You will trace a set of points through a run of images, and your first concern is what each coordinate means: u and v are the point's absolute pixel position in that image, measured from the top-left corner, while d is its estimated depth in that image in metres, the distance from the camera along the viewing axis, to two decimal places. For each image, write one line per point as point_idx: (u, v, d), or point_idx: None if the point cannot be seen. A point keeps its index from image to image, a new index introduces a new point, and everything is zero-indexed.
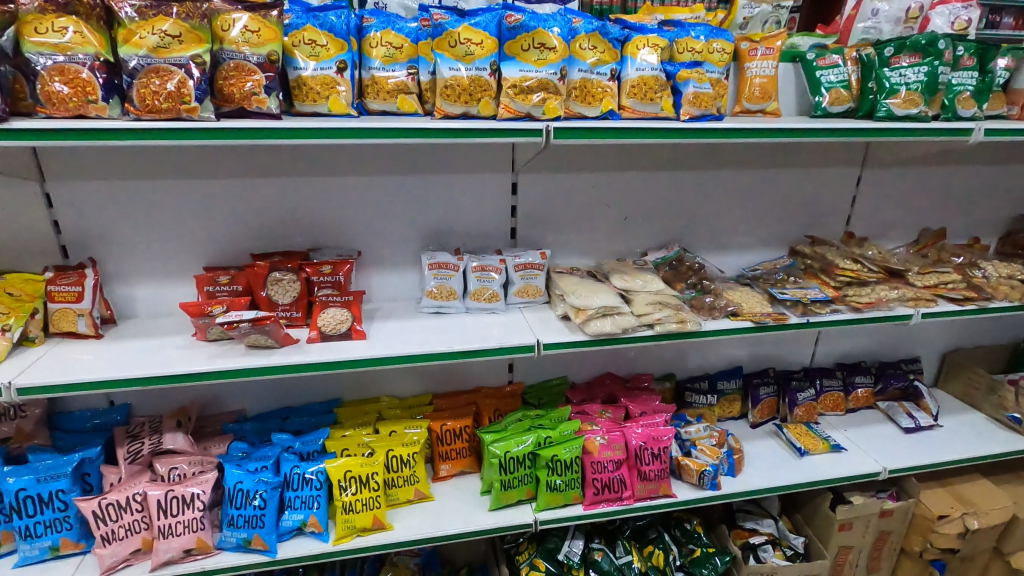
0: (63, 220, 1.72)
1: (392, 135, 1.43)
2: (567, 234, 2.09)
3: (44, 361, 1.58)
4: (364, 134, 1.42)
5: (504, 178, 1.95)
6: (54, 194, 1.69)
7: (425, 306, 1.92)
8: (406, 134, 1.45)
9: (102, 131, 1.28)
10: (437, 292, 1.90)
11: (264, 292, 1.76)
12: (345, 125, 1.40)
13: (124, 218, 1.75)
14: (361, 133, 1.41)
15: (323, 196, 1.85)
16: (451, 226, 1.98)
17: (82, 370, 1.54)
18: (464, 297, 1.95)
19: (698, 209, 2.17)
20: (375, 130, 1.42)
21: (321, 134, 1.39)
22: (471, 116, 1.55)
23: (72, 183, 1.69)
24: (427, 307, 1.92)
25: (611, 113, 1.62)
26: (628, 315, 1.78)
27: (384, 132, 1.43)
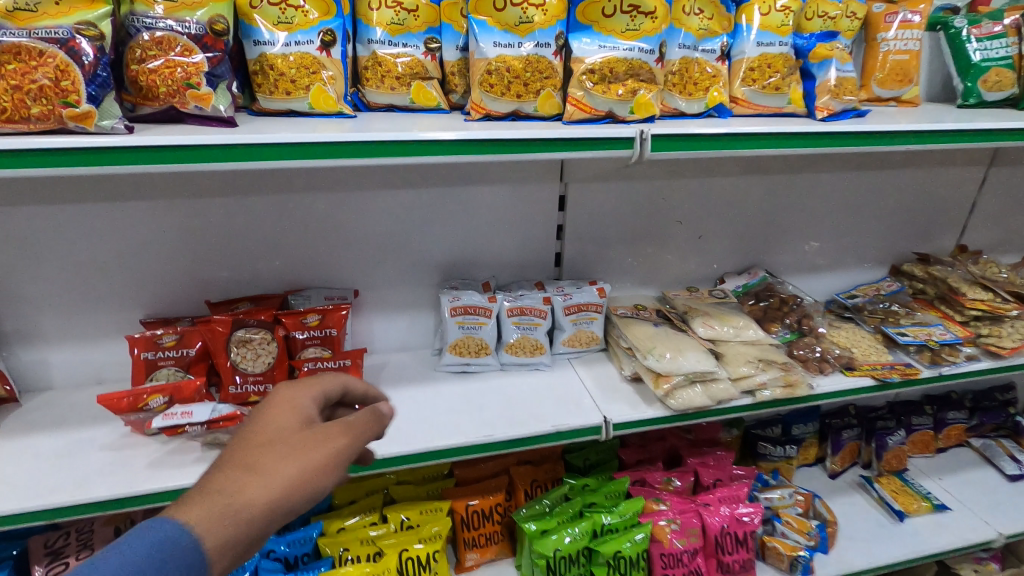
0: None
1: (411, 152, 0.93)
2: (627, 259, 1.61)
3: None
4: (369, 153, 0.91)
5: (550, 190, 1.45)
6: None
7: (446, 363, 1.44)
8: (431, 151, 0.94)
9: None
10: (462, 346, 1.43)
11: (225, 358, 1.28)
12: (337, 136, 0.89)
13: (23, 259, 1.23)
14: (363, 151, 0.91)
15: (308, 219, 1.34)
16: (478, 254, 1.49)
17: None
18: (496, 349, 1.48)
19: (789, 221, 1.70)
20: (384, 144, 0.92)
21: (298, 154, 0.88)
22: (525, 116, 1.05)
23: None
24: (447, 364, 1.44)
25: (719, 108, 1.14)
26: (724, 381, 1.33)
27: (397, 148, 0.92)
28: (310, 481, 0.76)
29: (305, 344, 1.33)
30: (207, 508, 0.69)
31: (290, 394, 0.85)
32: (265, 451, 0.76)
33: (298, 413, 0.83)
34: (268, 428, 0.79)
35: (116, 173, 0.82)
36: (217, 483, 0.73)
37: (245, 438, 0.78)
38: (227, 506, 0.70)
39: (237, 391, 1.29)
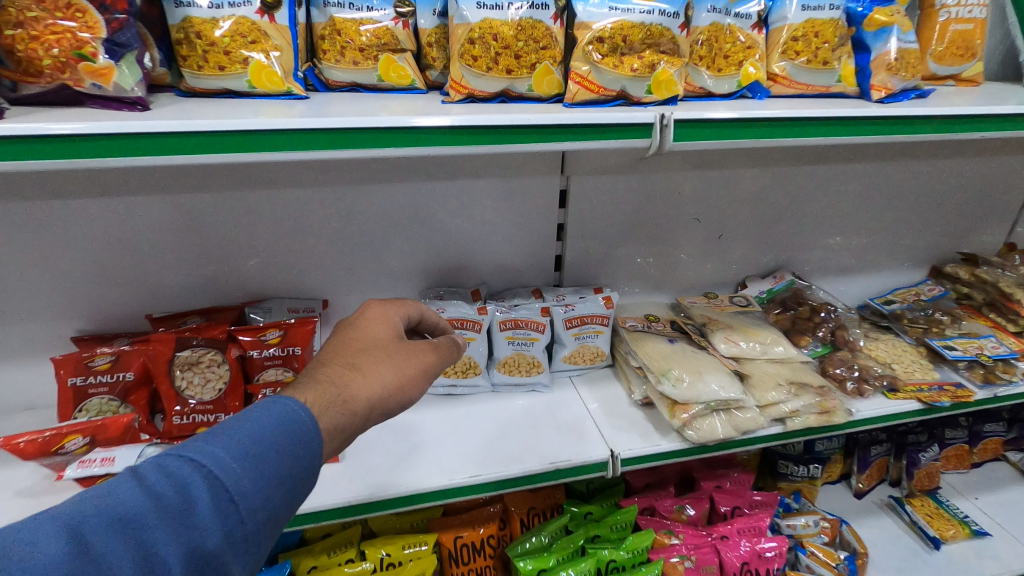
0: None
1: (367, 145, 0.75)
2: (636, 261, 1.41)
3: None
4: (310, 146, 0.73)
5: (548, 184, 1.25)
6: None
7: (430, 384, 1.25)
8: (389, 144, 0.75)
9: None
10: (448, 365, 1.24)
11: (168, 382, 1.09)
12: (268, 123, 0.71)
13: None
14: (302, 142, 0.72)
15: (265, 219, 1.15)
16: (467, 258, 1.30)
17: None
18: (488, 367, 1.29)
19: (820, 218, 1.50)
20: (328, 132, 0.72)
21: (219, 147, 0.70)
22: (517, 96, 0.85)
23: None
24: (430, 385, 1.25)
25: (754, 88, 0.94)
26: (751, 410, 1.13)
27: (346, 139, 0.73)
28: (407, 387, 0.78)
29: (264, 364, 1.16)
30: (320, 394, 0.69)
31: (377, 311, 0.87)
32: (364, 356, 0.77)
33: (390, 329, 0.85)
34: (362, 338, 0.80)
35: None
36: (323, 374, 0.72)
37: (341, 343, 0.79)
38: (338, 396, 0.70)
39: (182, 421, 1.10)
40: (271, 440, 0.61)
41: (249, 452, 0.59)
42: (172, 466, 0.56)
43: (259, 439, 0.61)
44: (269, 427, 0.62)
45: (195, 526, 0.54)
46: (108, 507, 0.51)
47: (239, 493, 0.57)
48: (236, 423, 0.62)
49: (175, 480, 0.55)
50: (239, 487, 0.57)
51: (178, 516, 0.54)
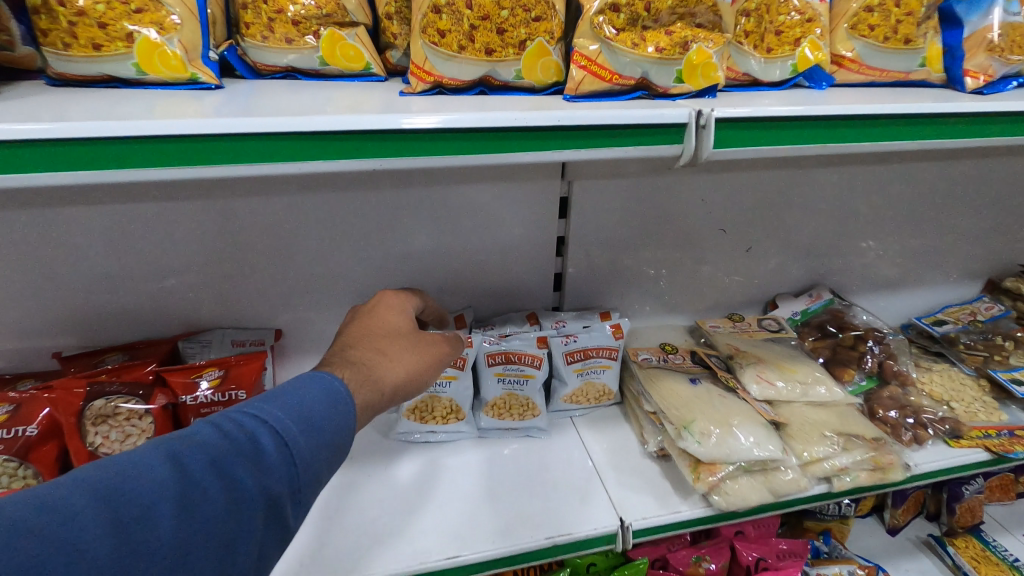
0: None
1: (286, 158, 0.54)
2: (649, 279, 1.20)
3: None
4: (200, 159, 0.52)
5: (546, 190, 1.04)
6: None
7: (404, 432, 1.05)
8: (316, 155, 0.55)
9: None
10: (424, 410, 1.04)
11: (79, 438, 0.89)
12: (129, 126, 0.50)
13: None
14: (188, 156, 0.52)
15: (200, 235, 0.95)
16: (449, 277, 1.09)
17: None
18: (473, 410, 1.09)
19: (867, 227, 1.28)
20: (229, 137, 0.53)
21: (68, 161, 0.50)
22: (502, 86, 0.64)
23: None
24: (403, 433, 1.05)
25: (814, 74, 0.73)
26: (791, 469, 0.93)
27: (253, 148, 0.53)
28: (428, 374, 0.78)
29: (200, 412, 0.95)
30: (351, 373, 0.67)
31: (398, 296, 0.85)
32: (390, 341, 0.75)
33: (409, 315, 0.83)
34: (386, 323, 0.78)
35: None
36: (352, 357, 0.70)
37: (364, 326, 0.77)
38: (367, 377, 0.68)
39: None
40: (332, 412, 0.60)
41: (313, 409, 0.58)
42: (245, 418, 0.55)
43: (314, 404, 0.59)
44: (321, 393, 0.60)
45: (274, 472, 0.53)
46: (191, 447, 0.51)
47: (309, 448, 0.56)
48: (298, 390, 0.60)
49: (250, 429, 0.54)
50: (309, 441, 0.56)
51: (255, 461, 0.52)
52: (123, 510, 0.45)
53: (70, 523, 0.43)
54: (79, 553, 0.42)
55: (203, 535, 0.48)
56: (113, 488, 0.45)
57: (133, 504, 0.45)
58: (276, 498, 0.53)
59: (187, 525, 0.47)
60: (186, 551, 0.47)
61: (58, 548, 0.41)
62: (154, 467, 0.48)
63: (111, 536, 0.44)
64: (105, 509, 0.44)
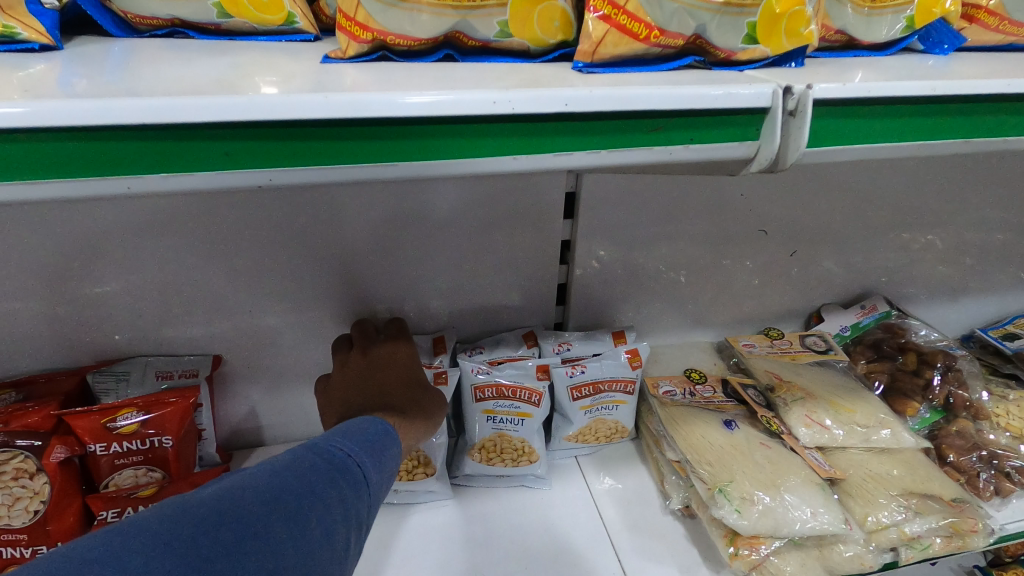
0: None
1: (96, 169, 0.34)
2: (672, 290, 0.99)
3: None
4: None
5: (548, 186, 0.82)
6: None
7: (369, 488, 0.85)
8: (156, 167, 0.35)
9: None
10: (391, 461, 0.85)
11: None
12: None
13: None
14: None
15: (105, 243, 0.74)
16: (428, 291, 0.88)
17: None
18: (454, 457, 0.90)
19: (937, 226, 1.06)
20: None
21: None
22: (478, 48, 0.43)
23: None
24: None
25: (933, 33, 0.51)
26: (853, 544, 0.74)
27: (33, 153, 0.33)
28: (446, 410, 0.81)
29: (116, 463, 0.78)
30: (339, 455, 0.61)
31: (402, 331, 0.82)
32: (410, 393, 0.75)
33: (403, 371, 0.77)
34: (407, 369, 0.77)
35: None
36: None
37: (384, 378, 0.76)
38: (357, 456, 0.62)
39: None
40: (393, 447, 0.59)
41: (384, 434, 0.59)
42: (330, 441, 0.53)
43: (380, 431, 0.59)
44: (384, 426, 0.61)
45: (371, 484, 0.53)
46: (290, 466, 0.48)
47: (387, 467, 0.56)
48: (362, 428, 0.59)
49: (342, 448, 0.53)
50: (387, 460, 0.57)
51: (356, 472, 0.52)
52: (267, 520, 0.42)
53: (225, 529, 0.40)
54: (241, 557, 0.39)
55: (328, 541, 0.45)
56: (246, 499, 0.43)
57: (273, 510, 0.43)
58: (372, 511, 0.52)
59: (320, 531, 0.45)
60: (317, 557, 0.43)
61: (218, 553, 0.39)
62: (277, 481, 0.46)
63: (261, 539, 0.41)
64: (250, 514, 0.42)
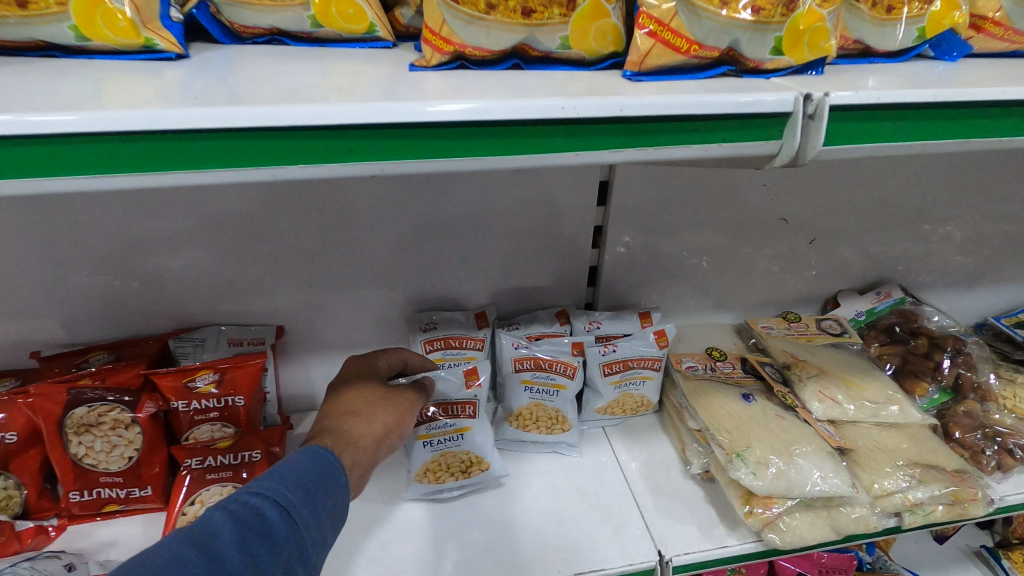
0: None
1: (240, 159, 0.42)
2: (694, 275, 1.06)
3: None
4: (135, 166, 0.40)
5: (582, 175, 0.89)
6: None
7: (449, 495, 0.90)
8: (287, 160, 0.42)
9: None
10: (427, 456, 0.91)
11: (61, 449, 0.81)
12: (32, 121, 0.38)
13: None
14: (111, 162, 0.40)
15: (188, 223, 0.83)
16: (469, 271, 0.96)
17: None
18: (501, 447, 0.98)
19: (952, 218, 1.10)
20: (168, 136, 0.40)
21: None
22: (541, 58, 0.49)
23: None
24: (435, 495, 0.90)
25: (943, 42, 0.57)
26: (858, 507, 0.81)
27: (192, 151, 0.41)
28: (408, 422, 0.75)
29: (195, 419, 0.87)
30: None
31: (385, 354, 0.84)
32: (361, 398, 0.72)
33: (359, 382, 0.75)
34: (363, 380, 0.76)
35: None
36: None
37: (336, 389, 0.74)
38: None
39: (83, 498, 0.83)
40: (331, 483, 0.55)
41: (322, 470, 0.55)
42: (257, 488, 0.51)
43: (315, 465, 0.55)
44: (323, 457, 0.57)
45: (304, 529, 0.51)
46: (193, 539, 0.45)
47: (325, 507, 0.53)
48: (297, 465, 0.55)
49: (266, 494, 0.50)
50: (324, 501, 0.54)
51: (283, 523, 0.49)
52: None
53: None
54: None
55: None
56: None
57: None
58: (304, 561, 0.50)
59: None
60: None
61: None
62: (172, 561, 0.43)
63: None
64: None
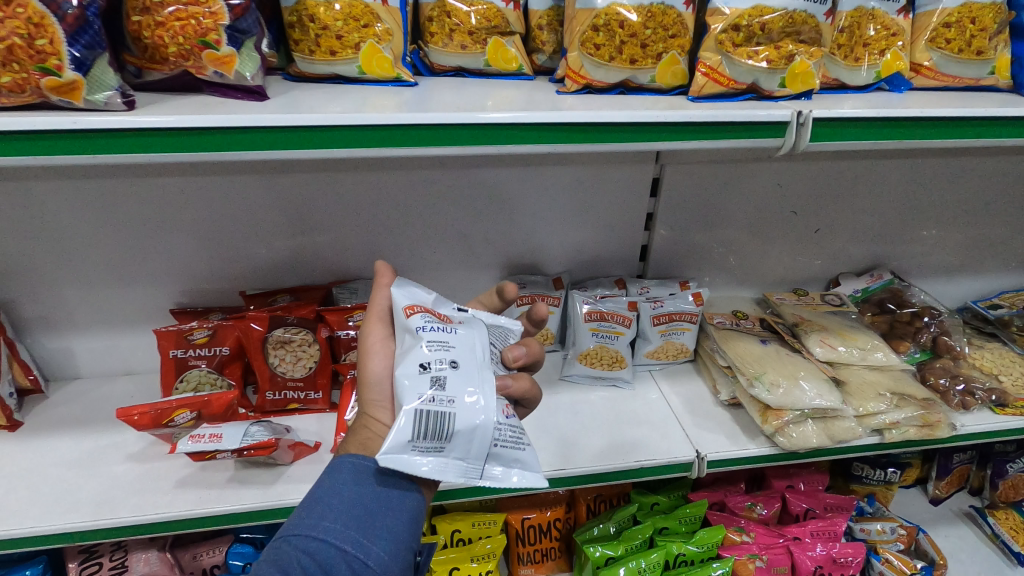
0: None
1: (470, 142, 0.72)
2: (722, 255, 1.35)
3: None
4: (412, 143, 0.71)
5: (640, 172, 1.19)
6: None
7: (481, 469, 0.66)
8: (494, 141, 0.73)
9: None
10: (523, 351, 0.76)
11: (263, 359, 1.12)
12: (368, 117, 0.68)
13: (57, 241, 1.10)
14: (402, 140, 0.70)
15: (356, 200, 1.15)
16: (550, 245, 1.27)
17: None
18: (434, 405, 0.63)
19: (931, 216, 1.37)
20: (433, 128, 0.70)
21: (315, 142, 0.68)
22: (637, 87, 0.81)
23: None
24: (516, 431, 0.69)
25: (894, 80, 0.87)
26: (849, 419, 1.09)
27: (446, 135, 0.71)
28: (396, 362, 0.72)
29: (351, 345, 1.17)
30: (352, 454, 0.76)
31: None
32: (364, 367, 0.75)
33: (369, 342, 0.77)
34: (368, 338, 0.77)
35: (88, 162, 0.63)
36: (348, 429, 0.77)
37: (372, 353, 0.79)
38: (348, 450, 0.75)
39: (275, 397, 1.14)
40: (364, 491, 0.66)
41: (354, 482, 0.66)
42: (297, 521, 0.64)
43: (343, 480, 0.66)
44: (345, 468, 0.67)
45: (341, 541, 0.62)
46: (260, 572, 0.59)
47: (365, 516, 0.64)
48: (332, 484, 0.66)
49: (312, 521, 0.63)
50: (363, 511, 0.64)
51: (329, 541, 0.61)
52: None
53: None
54: None
55: None
56: None
57: None
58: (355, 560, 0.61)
59: None
60: None
61: None
62: None
63: None
64: None
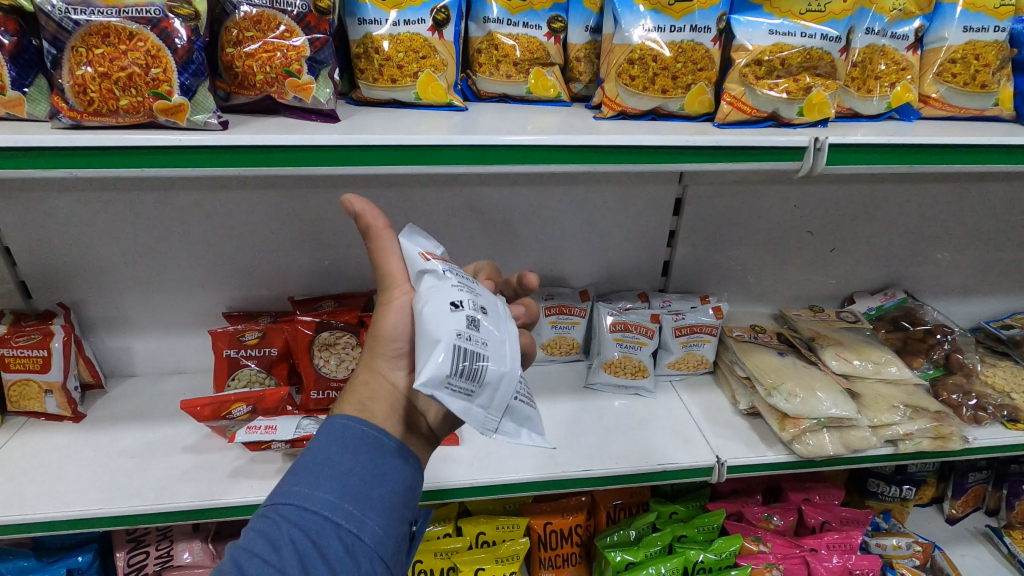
0: (36, 249, 1.17)
1: (517, 160, 0.80)
2: (741, 271, 1.41)
3: (10, 463, 1.08)
4: (465, 160, 0.78)
5: (665, 192, 1.27)
6: (17, 214, 1.13)
7: (497, 421, 0.64)
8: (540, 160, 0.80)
9: (27, 160, 0.69)
10: (522, 310, 0.84)
11: (309, 360, 1.20)
12: (429, 138, 0.76)
13: (123, 247, 1.20)
14: (457, 158, 0.78)
15: (399, 213, 1.24)
16: (577, 259, 1.34)
17: (24, 494, 1.02)
18: (471, 343, 0.63)
19: (943, 238, 1.43)
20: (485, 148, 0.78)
21: (382, 159, 0.77)
22: (667, 114, 0.89)
23: (39, 201, 1.12)
24: (526, 389, 0.69)
25: (904, 110, 0.95)
26: (864, 429, 1.13)
27: (497, 154, 0.79)
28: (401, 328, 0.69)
29: None
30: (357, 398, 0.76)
31: None
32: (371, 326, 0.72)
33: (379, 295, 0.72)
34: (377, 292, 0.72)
35: (188, 176, 0.73)
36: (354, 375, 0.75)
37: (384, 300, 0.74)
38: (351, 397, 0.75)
39: (319, 396, 1.21)
40: (356, 461, 0.65)
41: (347, 451, 0.66)
42: (289, 490, 0.63)
43: (335, 449, 0.66)
44: (339, 435, 0.66)
45: (335, 515, 0.61)
46: (253, 540, 0.60)
47: (358, 486, 0.64)
48: (326, 451, 0.65)
49: (305, 489, 0.63)
50: (355, 480, 0.64)
51: (323, 510, 0.62)
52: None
53: None
54: None
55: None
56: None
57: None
58: (346, 530, 0.61)
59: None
60: None
61: None
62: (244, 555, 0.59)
63: None
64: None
